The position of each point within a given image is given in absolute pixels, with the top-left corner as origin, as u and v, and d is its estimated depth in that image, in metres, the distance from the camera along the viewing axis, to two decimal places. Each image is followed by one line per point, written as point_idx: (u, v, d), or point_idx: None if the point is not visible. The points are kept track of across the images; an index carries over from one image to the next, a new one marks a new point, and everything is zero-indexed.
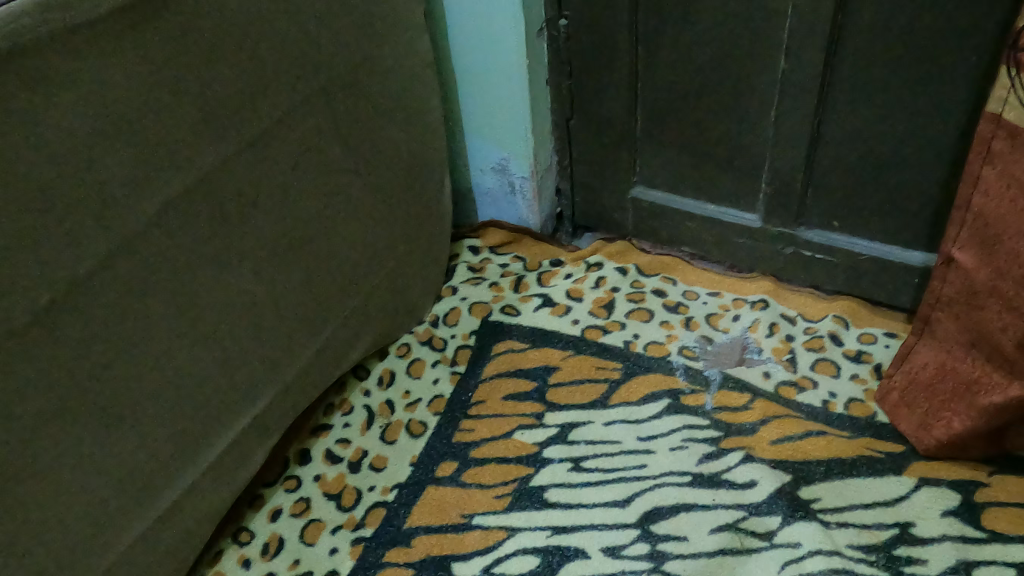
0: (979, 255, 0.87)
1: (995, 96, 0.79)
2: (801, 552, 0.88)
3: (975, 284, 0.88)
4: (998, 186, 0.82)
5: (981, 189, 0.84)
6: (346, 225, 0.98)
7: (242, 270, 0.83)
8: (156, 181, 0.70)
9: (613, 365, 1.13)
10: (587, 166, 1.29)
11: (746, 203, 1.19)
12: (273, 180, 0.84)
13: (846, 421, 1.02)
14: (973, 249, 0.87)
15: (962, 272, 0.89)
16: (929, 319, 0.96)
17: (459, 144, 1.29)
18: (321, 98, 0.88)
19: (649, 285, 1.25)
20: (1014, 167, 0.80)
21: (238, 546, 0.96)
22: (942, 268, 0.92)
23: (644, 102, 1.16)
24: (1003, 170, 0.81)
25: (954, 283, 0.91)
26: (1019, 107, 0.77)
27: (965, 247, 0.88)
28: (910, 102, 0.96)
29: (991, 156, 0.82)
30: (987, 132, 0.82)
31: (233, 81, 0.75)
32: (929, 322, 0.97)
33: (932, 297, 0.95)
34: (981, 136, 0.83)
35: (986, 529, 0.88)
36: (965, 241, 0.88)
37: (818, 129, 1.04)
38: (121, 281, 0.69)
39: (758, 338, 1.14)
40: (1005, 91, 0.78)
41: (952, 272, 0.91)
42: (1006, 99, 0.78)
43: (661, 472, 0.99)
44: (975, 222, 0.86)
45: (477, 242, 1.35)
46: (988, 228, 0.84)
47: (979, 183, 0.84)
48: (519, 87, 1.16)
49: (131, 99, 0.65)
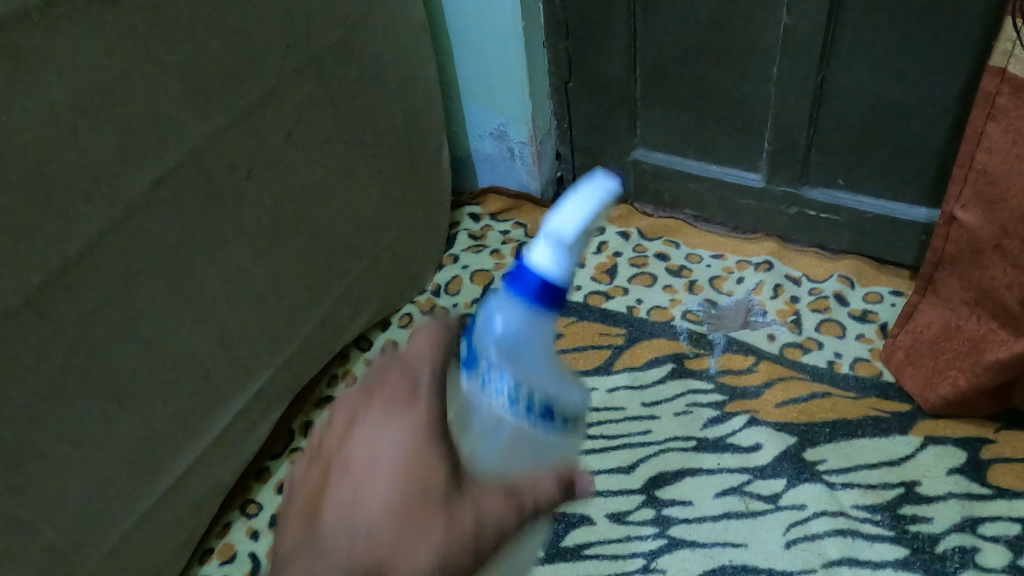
0: (981, 214, 0.85)
1: (1000, 49, 0.77)
2: (806, 514, 0.89)
3: (979, 242, 0.86)
4: (1003, 141, 0.79)
5: (984, 147, 0.82)
6: (342, 196, 0.97)
7: (238, 246, 0.82)
8: (145, 159, 0.68)
9: (616, 331, 1.12)
10: (587, 129, 1.27)
11: (749, 163, 1.17)
12: (266, 149, 0.82)
13: (852, 382, 1.02)
14: (974, 208, 0.85)
15: (965, 231, 0.87)
16: (931, 277, 0.95)
17: (457, 110, 1.27)
18: (313, 67, 0.86)
19: (652, 249, 1.24)
20: (1018, 123, 0.77)
21: (246, 518, 0.97)
22: (943, 227, 0.91)
23: (643, 62, 1.13)
24: (1007, 126, 0.78)
25: (957, 241, 0.89)
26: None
27: (966, 206, 0.86)
28: (916, 57, 0.93)
29: (994, 112, 0.79)
30: (991, 87, 0.79)
31: (220, 53, 0.73)
32: (932, 281, 0.95)
33: (933, 256, 0.94)
34: (984, 92, 0.80)
35: (992, 485, 0.88)
36: (966, 200, 0.86)
37: (822, 86, 1.02)
38: (115, 259, 0.68)
39: (762, 301, 1.14)
40: (1011, 44, 0.75)
41: (955, 230, 0.89)
42: (1010, 52, 0.75)
43: (666, 438, 0.99)
44: (976, 181, 0.84)
45: (477, 209, 1.34)
46: (991, 187, 0.82)
47: (982, 140, 0.82)
48: (516, 50, 1.13)
49: (113, 75, 0.64)
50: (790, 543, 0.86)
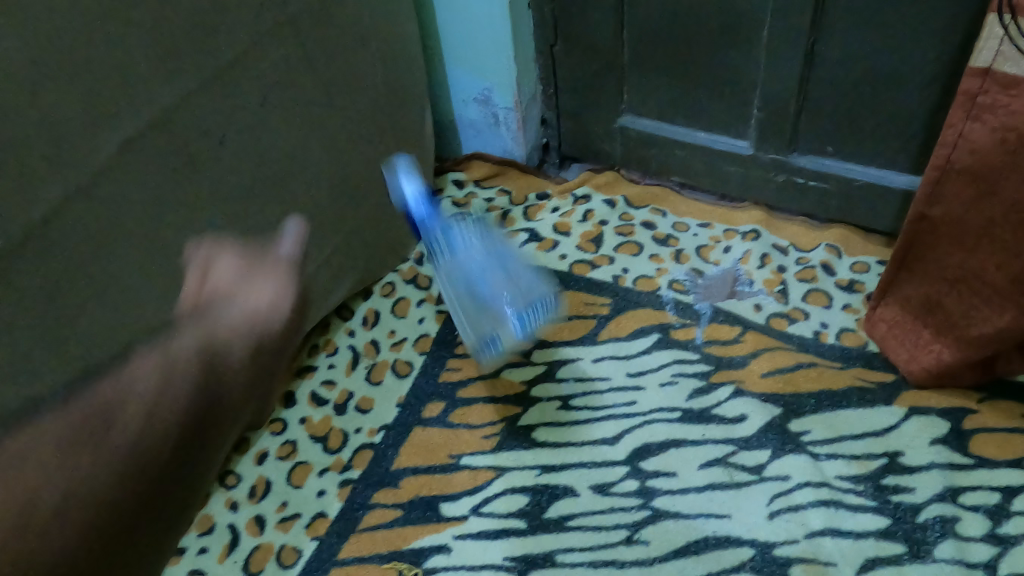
0: (959, 209, 0.83)
1: (983, 47, 0.73)
2: (790, 485, 0.89)
3: (962, 233, 0.84)
4: (989, 139, 0.76)
5: (964, 147, 0.79)
6: (321, 159, 0.94)
7: (213, 213, 0.80)
8: (111, 123, 0.65)
9: (602, 301, 1.11)
10: (573, 94, 1.24)
11: (737, 130, 1.15)
12: (239, 115, 0.79)
13: (838, 352, 1.01)
14: (952, 204, 0.84)
15: (941, 227, 0.86)
16: (906, 260, 0.93)
17: (440, 75, 1.24)
18: (289, 27, 0.82)
19: (638, 217, 1.22)
20: (1006, 120, 0.74)
21: (225, 489, 0.95)
22: (917, 219, 0.88)
23: (631, 25, 1.10)
24: (993, 125, 0.75)
25: (936, 232, 0.87)
26: (1014, 59, 0.71)
27: (945, 202, 0.84)
28: (907, 23, 0.90)
29: (977, 111, 0.76)
30: (973, 86, 0.75)
31: (188, 10, 0.70)
32: (906, 262, 0.93)
33: (904, 244, 0.91)
34: (965, 89, 0.76)
35: (974, 455, 0.89)
36: (945, 196, 0.84)
37: (812, 52, 0.99)
38: (83, 227, 0.66)
39: (749, 270, 1.13)
40: (997, 42, 0.72)
41: (935, 221, 0.86)
42: (997, 50, 0.72)
43: (650, 409, 0.98)
44: (958, 178, 0.81)
45: (462, 175, 1.31)
46: (976, 182, 0.80)
47: (963, 139, 0.79)
48: (500, 14, 1.10)
49: (72, 34, 0.60)
50: (773, 514, 0.86)
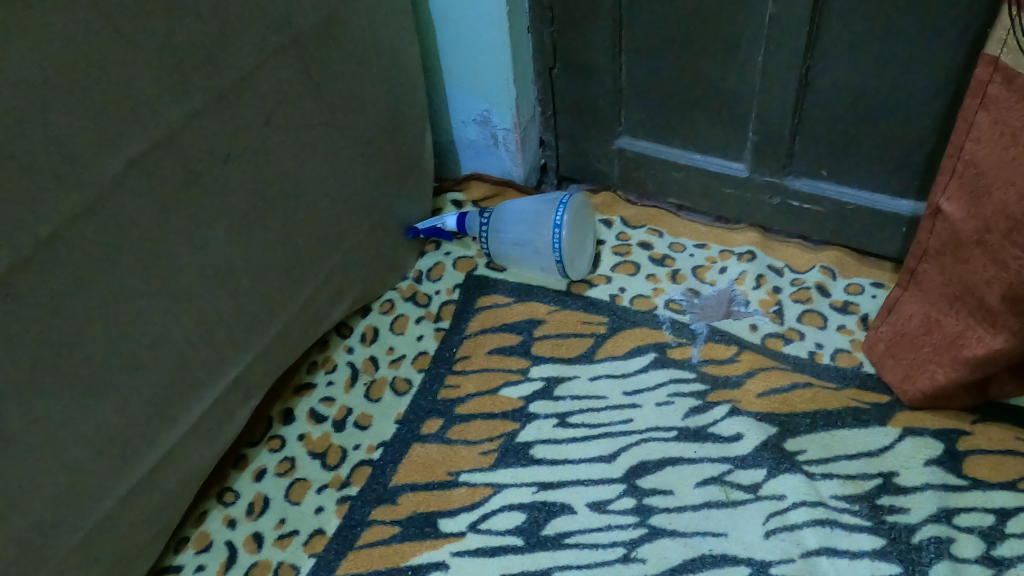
0: (961, 208, 0.84)
1: (994, 38, 0.76)
2: (786, 504, 0.89)
3: (961, 238, 0.85)
4: (992, 132, 0.78)
5: (973, 136, 0.81)
6: (322, 179, 0.95)
7: (215, 230, 0.80)
8: (118, 140, 0.66)
9: (599, 319, 1.12)
10: (572, 116, 1.26)
11: (733, 153, 1.17)
12: (243, 135, 0.80)
13: (833, 372, 1.02)
14: (957, 202, 0.85)
15: (946, 228, 0.87)
16: (914, 271, 0.94)
17: (441, 96, 1.26)
18: (293, 48, 0.84)
19: (635, 237, 1.24)
20: (1009, 114, 0.76)
21: (223, 506, 0.96)
22: (930, 219, 0.90)
23: (629, 49, 1.12)
24: (997, 117, 0.77)
25: (941, 234, 0.88)
26: (1018, 50, 0.73)
27: (952, 198, 0.85)
28: (900, 49, 0.92)
29: (986, 102, 0.78)
30: (984, 76, 0.78)
31: (196, 31, 0.71)
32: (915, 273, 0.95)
33: (919, 251, 0.93)
34: (977, 81, 0.79)
35: (968, 477, 0.89)
36: (953, 193, 0.85)
37: (807, 77, 1.01)
38: (87, 242, 0.66)
39: (745, 290, 1.14)
40: (1005, 33, 0.74)
41: (941, 222, 0.88)
42: (1005, 42, 0.74)
43: (647, 427, 0.99)
44: (964, 172, 0.83)
45: (461, 196, 1.33)
46: (977, 178, 0.81)
47: (972, 130, 0.81)
48: (501, 37, 1.12)
49: (82, 53, 0.61)
50: (769, 533, 0.87)
